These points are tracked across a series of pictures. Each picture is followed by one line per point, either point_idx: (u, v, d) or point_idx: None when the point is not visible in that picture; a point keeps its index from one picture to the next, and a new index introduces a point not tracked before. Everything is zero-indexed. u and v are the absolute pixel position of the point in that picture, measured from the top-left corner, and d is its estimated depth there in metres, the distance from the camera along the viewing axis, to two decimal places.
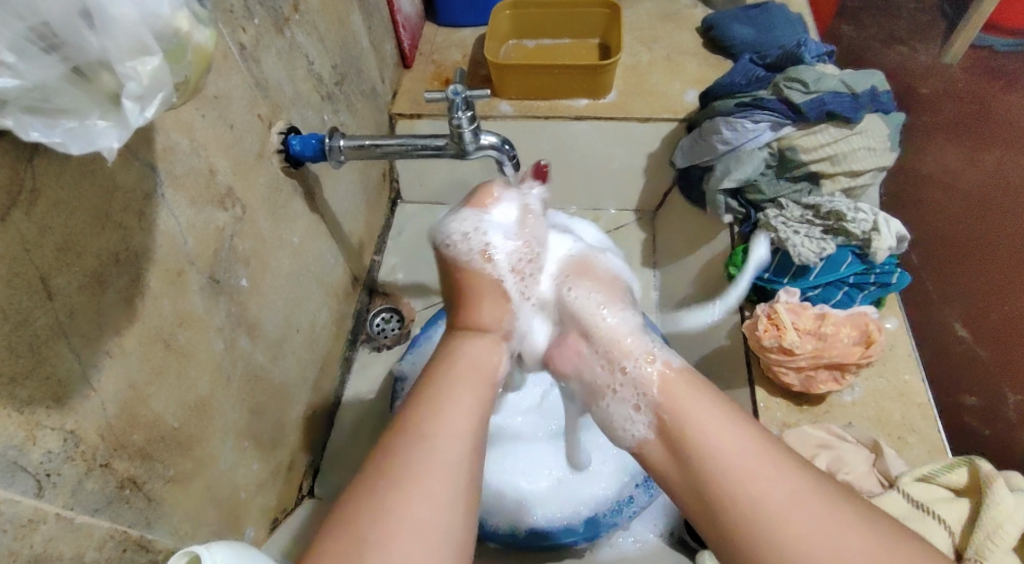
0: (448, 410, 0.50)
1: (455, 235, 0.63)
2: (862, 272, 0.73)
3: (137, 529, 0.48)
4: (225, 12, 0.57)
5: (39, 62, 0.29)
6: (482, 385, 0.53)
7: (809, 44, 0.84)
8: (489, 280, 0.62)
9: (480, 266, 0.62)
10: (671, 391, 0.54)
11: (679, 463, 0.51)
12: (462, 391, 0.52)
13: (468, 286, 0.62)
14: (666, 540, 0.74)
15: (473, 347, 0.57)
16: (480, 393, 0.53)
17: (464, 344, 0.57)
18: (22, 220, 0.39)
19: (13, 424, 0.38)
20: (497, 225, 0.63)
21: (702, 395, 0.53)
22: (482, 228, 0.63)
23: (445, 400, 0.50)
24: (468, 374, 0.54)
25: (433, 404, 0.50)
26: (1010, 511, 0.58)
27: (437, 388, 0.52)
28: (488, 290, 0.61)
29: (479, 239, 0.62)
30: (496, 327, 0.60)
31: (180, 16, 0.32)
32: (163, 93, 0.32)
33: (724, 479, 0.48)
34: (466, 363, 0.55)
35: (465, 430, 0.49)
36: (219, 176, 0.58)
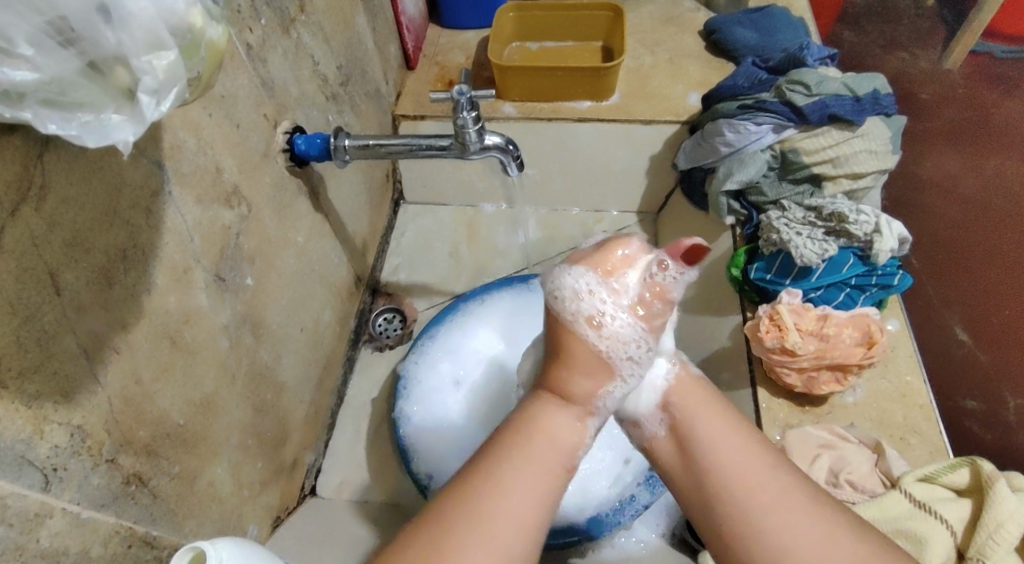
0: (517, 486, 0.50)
1: (564, 289, 0.55)
2: (864, 273, 0.74)
3: (141, 525, 0.48)
4: (232, 13, 0.57)
5: (54, 56, 0.29)
6: (549, 467, 0.51)
7: (811, 48, 0.85)
8: (587, 346, 0.54)
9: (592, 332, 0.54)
10: (693, 412, 0.56)
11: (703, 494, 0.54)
12: (531, 476, 0.50)
13: (566, 346, 0.55)
14: (668, 540, 0.74)
15: (549, 416, 0.53)
16: (548, 482, 0.51)
17: (547, 413, 0.53)
18: (32, 216, 0.39)
19: (20, 418, 0.39)
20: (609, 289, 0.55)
21: (719, 420, 0.56)
22: (602, 291, 0.55)
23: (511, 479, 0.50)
24: (538, 459, 0.51)
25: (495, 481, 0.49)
26: (1012, 510, 0.58)
27: (507, 464, 0.50)
28: (585, 362, 0.54)
29: (592, 300, 0.55)
30: (585, 402, 0.54)
31: (195, 12, 0.32)
32: (177, 86, 0.32)
33: (745, 495, 0.52)
34: (540, 432, 0.52)
35: (525, 520, 0.49)
36: (225, 174, 0.58)
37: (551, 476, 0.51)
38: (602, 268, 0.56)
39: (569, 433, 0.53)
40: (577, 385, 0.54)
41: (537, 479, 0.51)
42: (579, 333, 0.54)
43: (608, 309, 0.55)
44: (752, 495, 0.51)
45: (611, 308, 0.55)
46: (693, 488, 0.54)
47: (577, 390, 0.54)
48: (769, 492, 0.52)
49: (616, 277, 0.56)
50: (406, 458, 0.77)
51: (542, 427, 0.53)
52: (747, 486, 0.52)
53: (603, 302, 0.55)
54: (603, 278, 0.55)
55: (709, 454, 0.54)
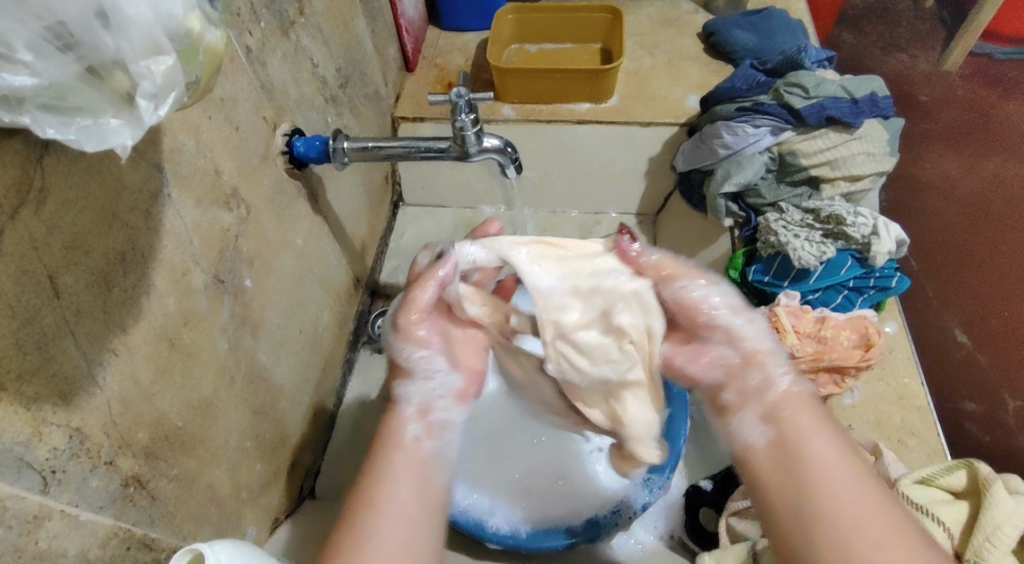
0: (392, 488, 0.50)
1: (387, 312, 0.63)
2: (862, 276, 0.74)
3: (140, 527, 0.48)
4: (232, 16, 0.58)
5: (53, 61, 0.29)
6: (406, 465, 0.52)
7: (810, 50, 0.85)
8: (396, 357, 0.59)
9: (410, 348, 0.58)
10: (794, 405, 0.54)
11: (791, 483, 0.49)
12: (387, 474, 0.51)
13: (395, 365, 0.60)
14: (667, 543, 0.75)
15: (394, 428, 0.54)
16: (405, 472, 0.51)
17: (393, 427, 0.55)
18: (31, 219, 0.39)
19: (19, 420, 0.39)
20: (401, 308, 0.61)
21: (817, 422, 0.53)
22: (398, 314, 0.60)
23: (387, 481, 0.50)
24: (389, 457, 0.52)
25: (374, 486, 0.50)
26: (1009, 512, 0.58)
27: (381, 471, 0.51)
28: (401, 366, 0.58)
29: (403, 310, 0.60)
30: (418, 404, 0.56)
31: (192, 18, 0.32)
32: (176, 91, 0.32)
33: (831, 489, 0.48)
34: (392, 444, 0.53)
35: (382, 508, 0.49)
36: (224, 177, 0.58)
37: (407, 467, 0.52)
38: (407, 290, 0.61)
39: (416, 436, 0.54)
40: (403, 396, 0.57)
41: (393, 475, 0.51)
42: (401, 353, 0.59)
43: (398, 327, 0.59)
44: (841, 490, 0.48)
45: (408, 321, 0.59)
46: (781, 474, 0.50)
47: (410, 394, 0.57)
48: (856, 491, 0.47)
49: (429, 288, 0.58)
50: None
51: (386, 439, 0.54)
52: (844, 479, 0.48)
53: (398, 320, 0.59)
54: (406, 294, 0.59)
55: (804, 440, 0.51)
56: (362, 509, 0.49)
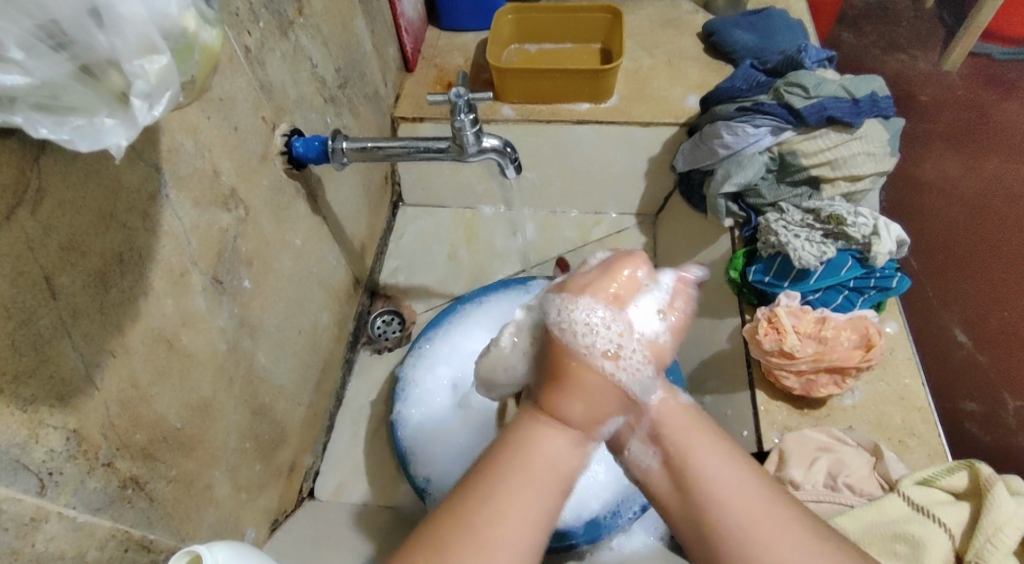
0: (520, 510, 0.44)
1: (575, 324, 0.48)
2: (862, 276, 0.74)
3: (138, 529, 0.48)
4: (230, 15, 0.57)
5: (47, 60, 0.29)
6: (552, 492, 0.45)
7: (810, 50, 0.84)
8: (603, 379, 0.47)
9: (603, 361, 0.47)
10: (678, 425, 0.49)
11: (684, 506, 0.47)
12: (529, 499, 0.44)
13: (573, 377, 0.47)
14: (666, 543, 0.73)
15: (551, 441, 0.46)
16: (548, 499, 0.45)
17: (541, 434, 0.46)
18: (27, 220, 0.39)
19: (15, 422, 0.39)
20: (617, 320, 0.48)
21: (710, 439, 0.48)
22: (614, 323, 0.48)
23: (515, 497, 0.44)
24: (536, 476, 0.45)
25: (500, 500, 0.44)
26: (1010, 514, 0.58)
27: (508, 477, 0.45)
28: (597, 390, 0.47)
29: (603, 329, 0.47)
30: (587, 426, 0.47)
31: (187, 16, 0.32)
32: (170, 90, 0.32)
33: (714, 511, 0.45)
34: (541, 460, 0.45)
35: (519, 539, 0.43)
36: (223, 177, 0.58)
37: (552, 493, 0.45)
38: (609, 296, 0.49)
39: (573, 459, 0.46)
40: (581, 419, 0.47)
41: (534, 500, 0.44)
42: (595, 369, 0.47)
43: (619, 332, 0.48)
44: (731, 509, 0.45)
45: (625, 340, 0.48)
46: (675, 494, 0.48)
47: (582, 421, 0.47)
48: (747, 502, 0.45)
49: (638, 305, 0.50)
50: (405, 464, 0.77)
51: (533, 450, 0.46)
52: (726, 499, 0.45)
53: (623, 337, 0.48)
54: (622, 316, 0.48)
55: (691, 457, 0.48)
56: (503, 540, 0.43)
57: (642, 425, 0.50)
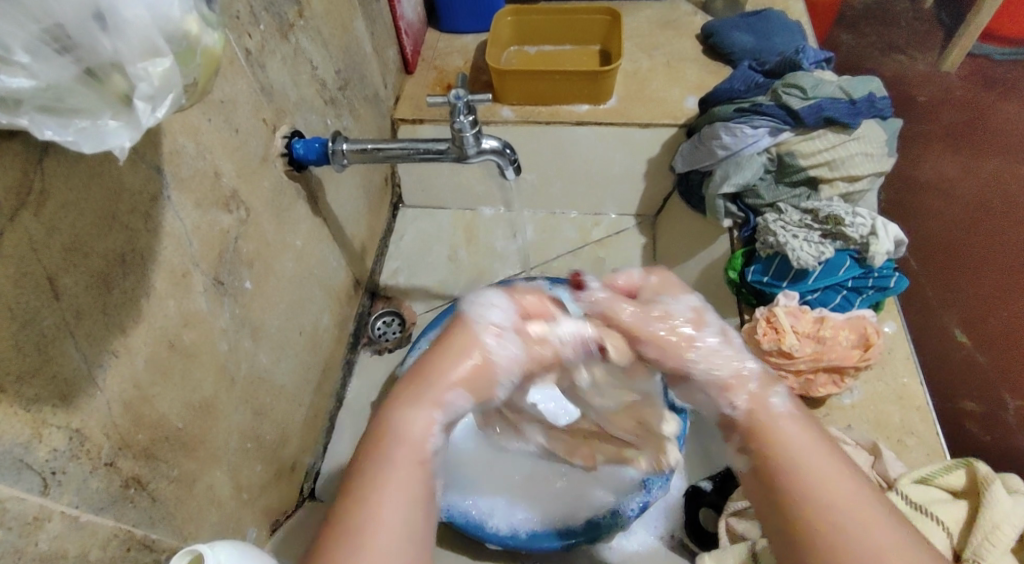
0: (390, 494, 0.44)
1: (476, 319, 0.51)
2: (860, 276, 0.74)
3: (140, 528, 0.48)
4: (232, 18, 0.58)
5: (53, 63, 0.29)
6: (417, 474, 0.46)
7: (807, 51, 0.85)
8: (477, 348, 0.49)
9: (487, 338, 0.50)
10: (771, 421, 0.49)
11: (767, 494, 0.47)
12: (398, 479, 0.45)
13: (448, 345, 0.50)
14: (667, 543, 0.75)
15: (405, 421, 0.47)
16: (416, 480, 0.45)
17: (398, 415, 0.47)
18: (31, 222, 0.39)
19: (19, 421, 0.39)
20: (505, 309, 0.52)
21: (802, 426, 0.49)
22: (501, 315, 0.51)
23: (385, 482, 0.44)
24: (404, 463, 0.45)
25: (371, 481, 0.44)
26: (1007, 511, 0.58)
27: (374, 469, 0.45)
28: (458, 353, 0.49)
29: (496, 314, 0.51)
30: (447, 402, 0.48)
31: (190, 19, 0.32)
32: (173, 93, 0.32)
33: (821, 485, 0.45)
34: (397, 441, 0.46)
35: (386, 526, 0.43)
36: (224, 179, 0.58)
37: (414, 479, 0.45)
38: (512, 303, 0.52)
39: (432, 439, 0.47)
40: (444, 390, 0.48)
41: (403, 493, 0.45)
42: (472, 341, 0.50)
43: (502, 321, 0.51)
44: (830, 487, 0.45)
45: (509, 327, 0.51)
46: (759, 487, 0.48)
47: (449, 401, 0.48)
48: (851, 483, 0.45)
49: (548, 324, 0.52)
50: None
51: (399, 433, 0.46)
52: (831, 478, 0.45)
53: (512, 330, 0.51)
54: (513, 312, 0.51)
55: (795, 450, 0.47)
56: (371, 531, 0.42)
57: (735, 435, 0.51)
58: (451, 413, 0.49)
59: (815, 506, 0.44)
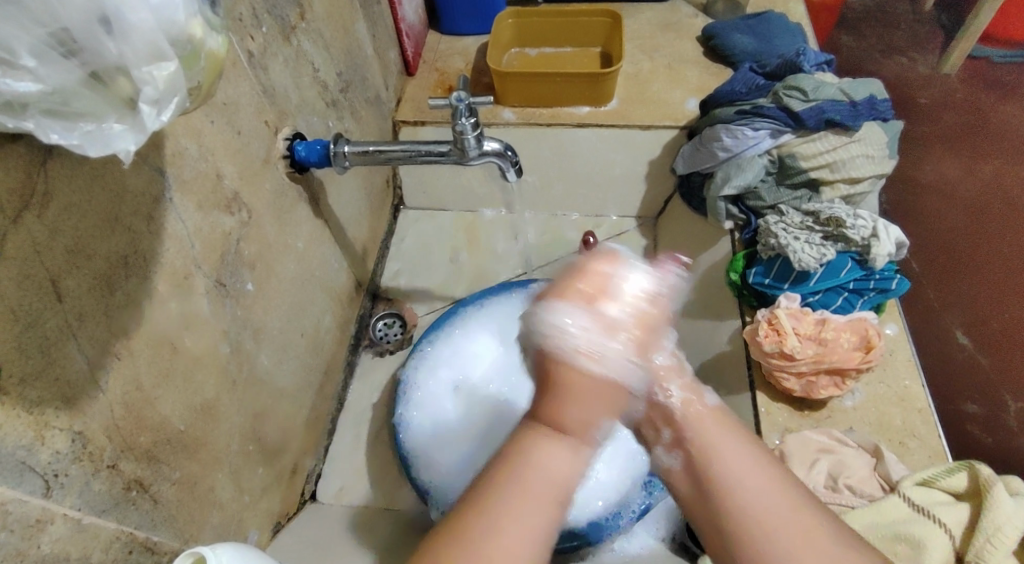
0: (517, 520, 0.44)
1: (549, 332, 0.45)
2: (862, 278, 0.74)
3: (142, 531, 0.48)
4: (234, 21, 0.58)
5: (57, 67, 0.29)
6: (553, 504, 0.45)
7: (808, 53, 0.85)
8: (590, 381, 0.45)
9: (577, 361, 0.45)
10: (700, 423, 0.50)
11: (706, 506, 0.49)
12: (529, 512, 0.44)
13: (565, 384, 0.45)
14: (668, 545, 0.74)
15: (547, 455, 0.45)
16: (549, 517, 0.45)
17: (537, 448, 0.46)
18: (34, 223, 0.39)
19: (22, 424, 0.39)
20: (589, 320, 0.45)
21: (732, 434, 0.50)
22: (591, 327, 0.45)
23: (517, 513, 0.44)
24: (536, 495, 0.45)
25: (503, 513, 0.44)
26: (1009, 514, 0.58)
27: (505, 502, 0.44)
28: (591, 393, 0.45)
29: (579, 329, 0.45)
30: (581, 435, 0.46)
31: (194, 23, 0.32)
32: (177, 97, 0.33)
33: (724, 474, 0.48)
34: (536, 472, 0.45)
35: (523, 548, 0.44)
36: (226, 181, 0.58)
37: (550, 507, 0.45)
38: (588, 300, 0.46)
39: (569, 472, 0.46)
40: (592, 424, 0.46)
41: (536, 519, 0.44)
42: (578, 368, 0.45)
43: (597, 343, 0.45)
44: (759, 506, 0.46)
45: (607, 342, 0.45)
46: (698, 494, 0.49)
47: (598, 428, 0.47)
48: (755, 469, 0.48)
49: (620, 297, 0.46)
50: (406, 467, 0.77)
51: (538, 467, 0.45)
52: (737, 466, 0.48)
53: (601, 334, 0.45)
54: (596, 311, 0.45)
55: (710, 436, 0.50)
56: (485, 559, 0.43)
57: (667, 428, 0.51)
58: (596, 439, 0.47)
59: (740, 519, 0.46)
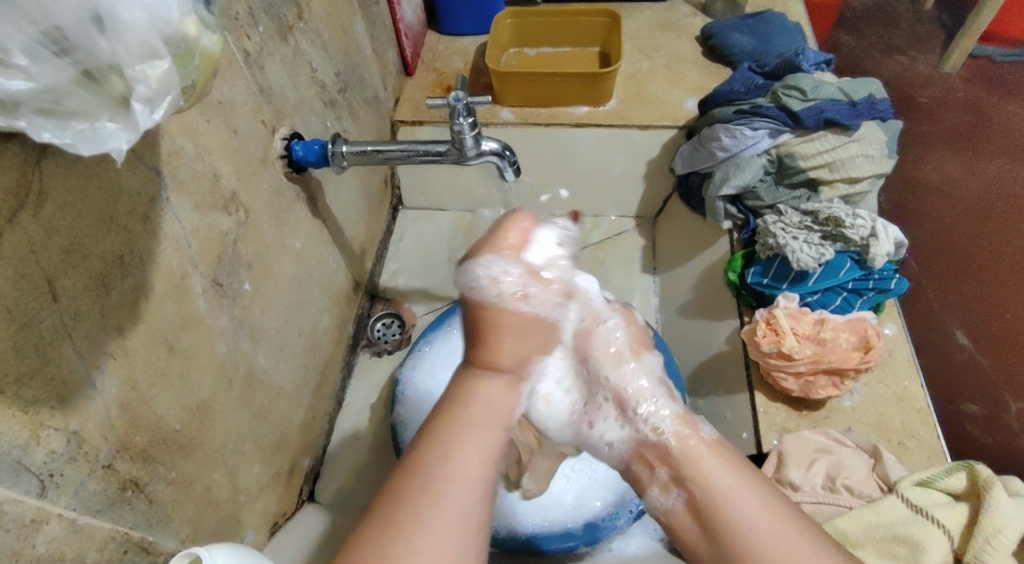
0: (465, 447, 0.47)
1: (482, 280, 0.53)
2: (861, 278, 0.74)
3: (138, 531, 0.48)
4: (230, 20, 0.58)
5: (50, 65, 0.29)
6: (496, 427, 0.49)
7: (807, 53, 0.85)
8: (519, 318, 0.53)
9: (513, 304, 0.53)
10: (696, 456, 0.51)
11: (710, 544, 0.49)
12: (474, 439, 0.47)
13: (493, 324, 0.52)
14: (664, 545, 0.71)
15: (484, 387, 0.51)
16: (493, 441, 0.48)
17: (475, 387, 0.51)
18: (29, 223, 0.39)
19: (17, 423, 0.39)
20: (517, 267, 0.54)
21: (724, 460, 0.50)
22: (513, 271, 0.53)
23: (461, 439, 0.47)
24: (479, 420, 0.49)
25: (448, 442, 0.47)
26: (1009, 516, 0.58)
27: (450, 435, 0.47)
28: (516, 328, 0.53)
29: (512, 279, 0.53)
30: (514, 369, 0.53)
31: (188, 22, 0.32)
32: (170, 95, 0.33)
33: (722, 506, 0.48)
34: (480, 405, 0.50)
35: (474, 466, 0.46)
36: (223, 181, 0.58)
37: (490, 435, 0.49)
38: (509, 248, 0.54)
39: (504, 399, 0.51)
40: (520, 359, 0.53)
41: (481, 445, 0.47)
42: (511, 311, 0.52)
43: (519, 282, 0.53)
44: (759, 530, 0.46)
45: (530, 282, 0.54)
46: (700, 530, 0.49)
47: (529, 367, 0.54)
48: (750, 496, 0.48)
49: (534, 250, 0.56)
50: None
51: (477, 398, 0.50)
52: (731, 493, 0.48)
53: (527, 280, 0.54)
54: (521, 261, 0.54)
55: (703, 470, 0.50)
56: (430, 502, 0.43)
57: (662, 466, 0.53)
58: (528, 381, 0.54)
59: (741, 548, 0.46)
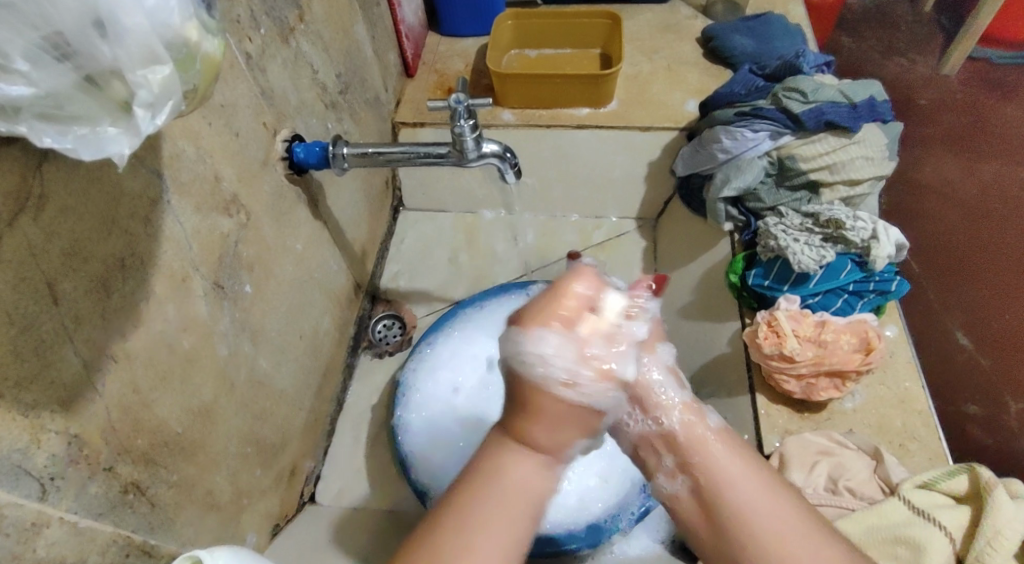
0: (488, 535, 0.43)
1: (527, 358, 0.44)
2: (861, 280, 0.74)
3: (139, 534, 0.48)
4: (232, 23, 0.58)
5: (51, 71, 0.29)
6: (525, 518, 0.45)
7: (808, 55, 0.85)
8: (563, 406, 0.45)
9: (559, 390, 0.44)
10: (699, 442, 0.50)
11: (713, 530, 0.48)
12: (500, 526, 0.44)
13: (533, 404, 0.45)
14: (667, 548, 0.73)
15: (520, 468, 0.45)
16: (523, 529, 0.45)
17: (509, 460, 0.46)
18: (30, 227, 0.39)
19: (17, 427, 0.39)
20: (569, 345, 0.44)
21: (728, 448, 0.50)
22: (566, 351, 0.44)
23: (486, 526, 0.44)
24: (510, 509, 0.44)
25: (470, 526, 0.44)
26: (1009, 517, 0.58)
27: (476, 516, 0.44)
28: (559, 414, 0.45)
29: (562, 359, 0.44)
30: (557, 453, 0.46)
31: (189, 26, 0.32)
32: (173, 100, 0.32)
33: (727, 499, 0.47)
34: (513, 488, 0.45)
35: (499, 561, 0.43)
36: (224, 183, 0.58)
37: (519, 520, 0.45)
38: (561, 323, 0.45)
39: (542, 485, 0.46)
40: (565, 445, 0.46)
41: (509, 530, 0.44)
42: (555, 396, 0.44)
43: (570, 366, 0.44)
44: (766, 527, 0.46)
45: (583, 368, 0.44)
46: (703, 517, 0.49)
47: (570, 448, 0.47)
48: (756, 486, 0.47)
49: (593, 323, 0.46)
50: (405, 469, 0.77)
51: (509, 481, 0.45)
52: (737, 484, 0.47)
53: (578, 360, 0.44)
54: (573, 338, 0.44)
55: (707, 460, 0.49)
56: None
57: (669, 454, 0.51)
58: (566, 460, 0.47)
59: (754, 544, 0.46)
